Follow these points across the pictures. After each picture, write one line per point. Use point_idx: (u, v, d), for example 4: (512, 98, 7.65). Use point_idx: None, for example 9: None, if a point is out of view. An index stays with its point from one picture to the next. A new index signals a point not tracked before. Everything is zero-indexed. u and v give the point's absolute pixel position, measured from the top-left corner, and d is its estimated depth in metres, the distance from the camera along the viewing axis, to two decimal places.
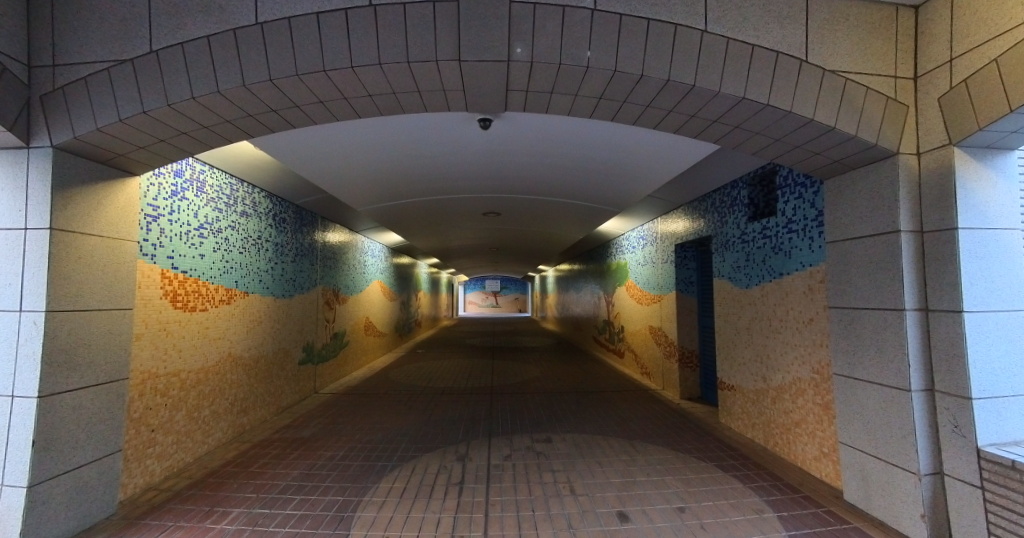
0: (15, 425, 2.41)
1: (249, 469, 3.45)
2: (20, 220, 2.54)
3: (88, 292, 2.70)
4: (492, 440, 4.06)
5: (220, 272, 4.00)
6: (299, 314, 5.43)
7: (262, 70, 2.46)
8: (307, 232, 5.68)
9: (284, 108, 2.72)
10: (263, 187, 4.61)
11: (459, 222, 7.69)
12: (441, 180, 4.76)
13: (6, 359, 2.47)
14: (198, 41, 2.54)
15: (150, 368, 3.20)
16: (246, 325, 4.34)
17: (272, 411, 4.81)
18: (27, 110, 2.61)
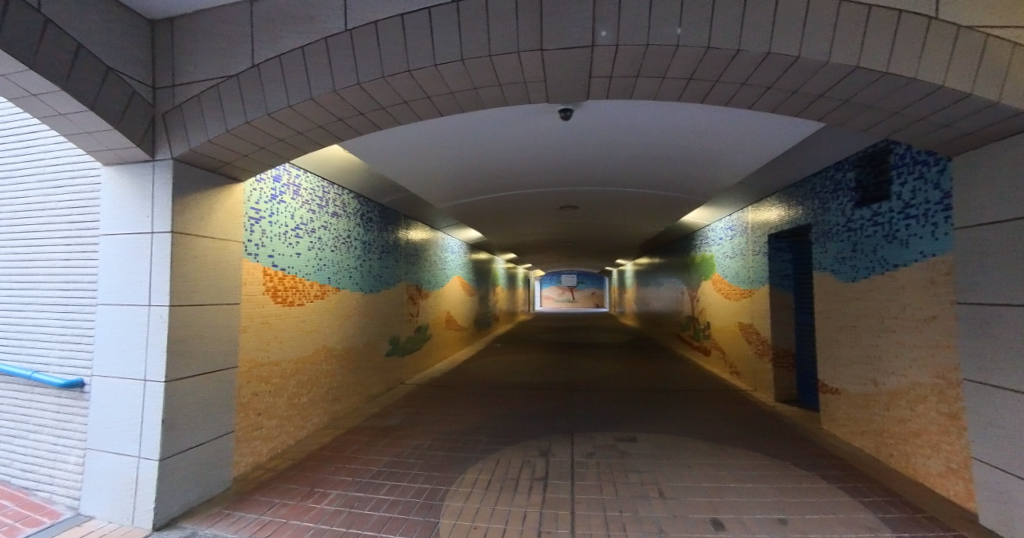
0: (149, 406, 2.72)
1: (342, 454, 3.66)
2: (148, 225, 2.86)
3: (201, 288, 2.98)
4: (574, 436, 4.01)
5: (315, 269, 4.28)
6: (385, 308, 5.71)
7: (349, 75, 2.56)
8: (391, 230, 5.94)
9: (370, 111, 2.83)
10: (352, 188, 4.87)
11: (534, 216, 7.66)
12: (518, 173, 4.73)
13: (139, 347, 2.79)
14: (293, 52, 2.70)
15: (255, 358, 3.48)
16: (337, 319, 4.62)
17: (362, 399, 5.10)
18: (152, 127, 2.93)
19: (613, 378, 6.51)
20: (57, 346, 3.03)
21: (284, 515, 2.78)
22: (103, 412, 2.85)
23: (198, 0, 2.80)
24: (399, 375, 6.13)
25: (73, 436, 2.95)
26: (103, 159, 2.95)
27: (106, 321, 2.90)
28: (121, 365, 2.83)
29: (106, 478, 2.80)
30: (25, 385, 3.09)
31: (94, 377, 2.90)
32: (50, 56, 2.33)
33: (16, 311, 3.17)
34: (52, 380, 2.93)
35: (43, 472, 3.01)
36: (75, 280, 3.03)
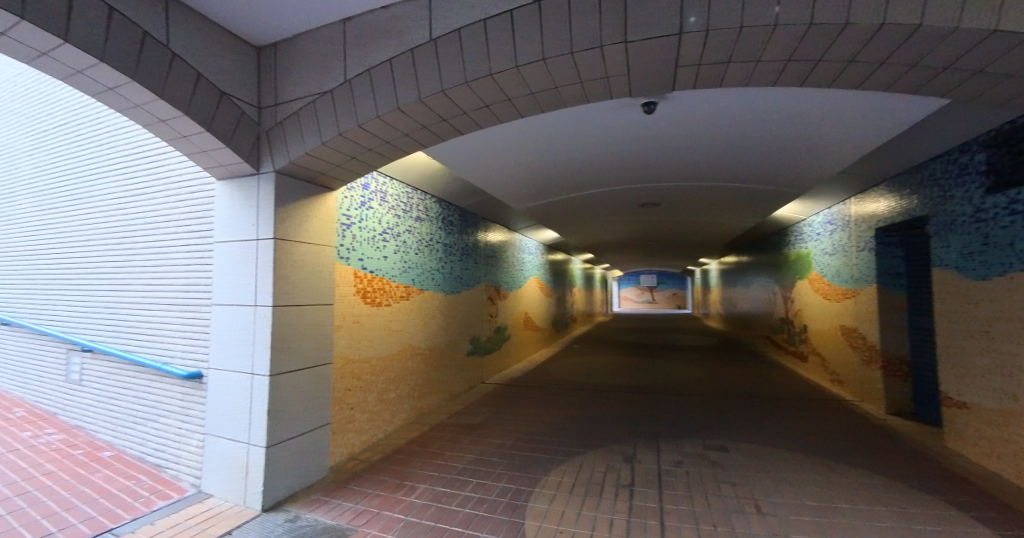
0: (256, 397, 2.98)
1: (429, 449, 3.81)
2: (254, 232, 3.14)
3: (300, 290, 3.23)
4: (660, 443, 3.88)
5: (401, 271, 4.49)
6: (465, 309, 5.87)
7: (434, 82, 2.67)
8: (470, 233, 6.10)
9: (453, 116, 2.94)
10: (434, 193, 5.06)
11: (607, 215, 7.49)
12: (595, 170, 4.64)
13: (247, 344, 3.07)
14: (381, 64, 2.85)
15: (347, 355, 3.70)
16: (421, 319, 4.82)
17: (446, 397, 5.30)
18: (257, 143, 3.22)
19: (694, 384, 6.20)
20: (181, 341, 3.38)
21: (377, 505, 2.95)
22: (217, 401, 3.15)
23: (296, 24, 3.04)
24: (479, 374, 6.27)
25: (193, 422, 3.28)
26: (216, 174, 3.28)
27: (220, 319, 3.21)
28: (231, 359, 3.12)
29: (221, 461, 3.09)
30: (155, 375, 3.48)
31: (210, 369, 3.21)
32: (172, 84, 2.65)
33: (147, 310, 3.58)
34: (177, 372, 3.28)
35: (169, 452, 3.38)
36: (194, 282, 3.37)
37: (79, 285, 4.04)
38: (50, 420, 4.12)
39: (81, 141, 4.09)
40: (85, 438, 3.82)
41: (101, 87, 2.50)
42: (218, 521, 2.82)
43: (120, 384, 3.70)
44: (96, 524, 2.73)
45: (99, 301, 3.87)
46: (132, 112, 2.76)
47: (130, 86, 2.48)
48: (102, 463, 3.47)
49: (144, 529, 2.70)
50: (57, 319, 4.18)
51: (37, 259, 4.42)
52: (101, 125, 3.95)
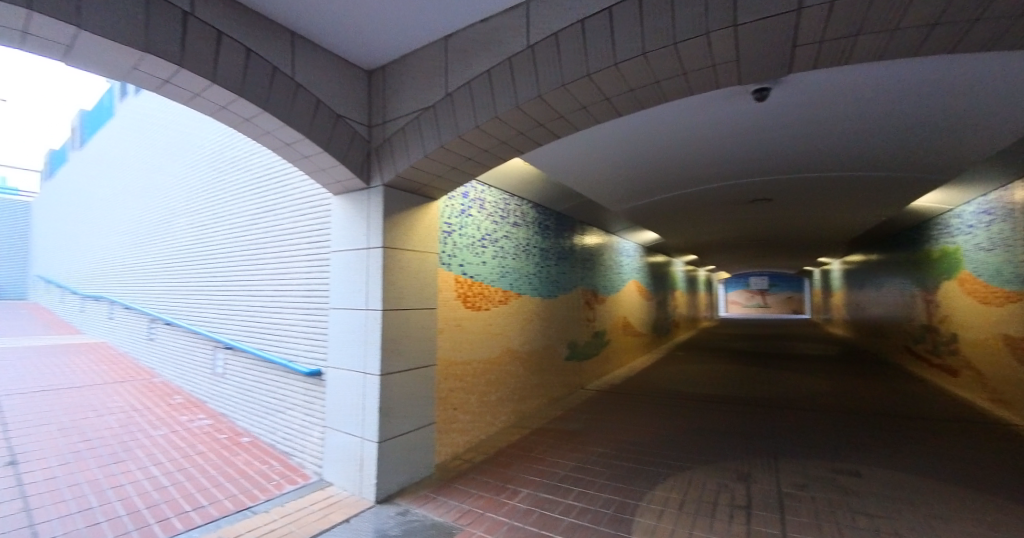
0: (369, 395, 3.20)
1: (531, 453, 3.86)
2: (365, 241, 3.39)
3: (407, 295, 3.43)
4: (780, 463, 3.59)
5: (498, 276, 4.60)
6: (561, 313, 5.85)
7: (531, 88, 2.70)
8: (566, 237, 6.08)
9: (551, 120, 2.96)
10: (530, 198, 5.13)
11: (704, 213, 7.06)
12: (698, 164, 4.39)
13: (360, 345, 3.31)
14: (480, 76, 2.95)
15: (449, 357, 3.86)
16: (518, 323, 4.89)
17: (545, 401, 5.33)
18: (368, 158, 3.49)
19: (811, 399, 5.59)
20: (304, 341, 3.75)
21: (482, 506, 3.05)
22: (334, 397, 3.43)
23: (402, 45, 3.27)
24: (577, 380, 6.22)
25: (314, 415, 3.61)
26: (333, 190, 3.61)
27: (336, 321, 3.49)
28: (347, 358, 3.38)
29: (338, 452, 3.36)
30: (283, 371, 3.89)
31: (328, 367, 3.50)
32: (297, 111, 3.02)
33: (277, 313, 4.01)
34: (302, 369, 3.63)
35: (294, 442, 3.74)
36: (315, 288, 3.72)
37: (223, 291, 4.65)
38: (202, 407, 4.79)
39: (224, 167, 4.72)
40: (228, 424, 4.38)
41: (239, 117, 2.95)
42: (338, 508, 3.06)
43: (255, 378, 4.18)
44: (239, 501, 3.11)
45: (239, 305, 4.42)
46: (264, 139, 3.17)
47: (262, 116, 2.89)
48: (242, 447, 3.94)
49: (277, 509, 3.02)
50: (206, 320, 4.85)
51: (192, 269, 5.19)
52: (239, 151, 4.53)
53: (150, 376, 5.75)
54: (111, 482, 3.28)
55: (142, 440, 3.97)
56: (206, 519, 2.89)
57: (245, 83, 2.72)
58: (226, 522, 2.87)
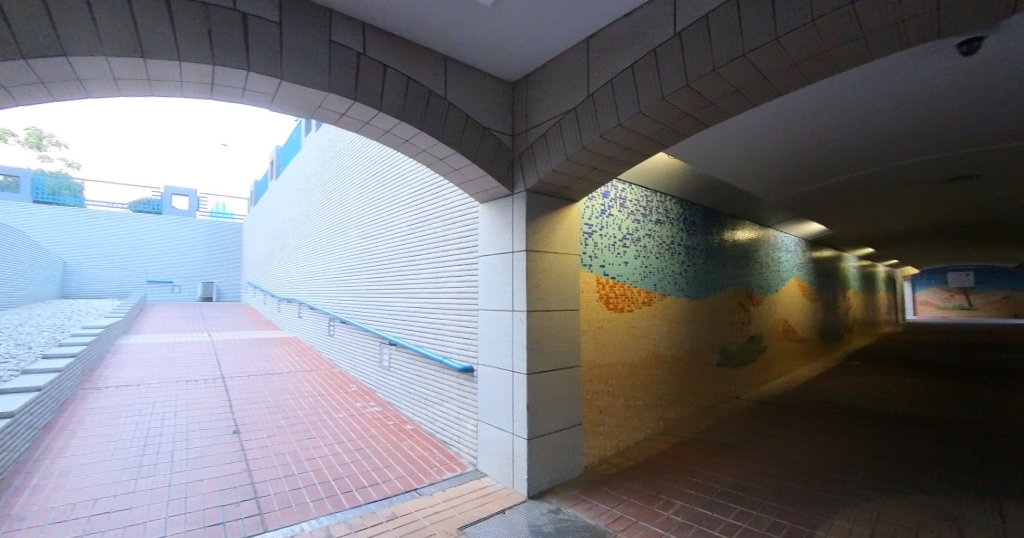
0: (517, 393, 3.34)
1: (683, 465, 3.85)
2: (509, 245, 3.56)
3: (550, 297, 3.53)
4: (1004, 503, 2.94)
5: (642, 276, 4.49)
6: (706, 315, 5.50)
7: (679, 76, 2.54)
8: (713, 233, 5.73)
9: (700, 109, 2.78)
10: (673, 194, 4.93)
11: (877, 195, 6.03)
12: (876, 129, 3.77)
13: (507, 344, 3.47)
14: (623, 72, 2.88)
15: (593, 360, 3.89)
16: (663, 326, 4.73)
17: (695, 410, 5.23)
18: (512, 165, 3.67)
19: None
20: (457, 339, 4.04)
21: (634, 513, 3.04)
22: (485, 393, 3.64)
23: (545, 53, 3.38)
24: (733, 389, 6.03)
25: (468, 409, 3.86)
26: (479, 198, 3.85)
27: (485, 322, 3.71)
28: (495, 356, 3.57)
29: (491, 445, 3.55)
30: (439, 367, 4.24)
31: (479, 364, 3.73)
32: (449, 128, 3.32)
33: (433, 313, 4.40)
34: (456, 365, 3.92)
35: (451, 432, 4.05)
36: (466, 290, 3.99)
37: (388, 294, 5.27)
38: (372, 395, 5.46)
39: (387, 183, 5.37)
40: (394, 413, 4.91)
41: (401, 139, 3.34)
42: (494, 498, 3.24)
43: (415, 372, 4.63)
44: (407, 482, 3.45)
45: (400, 306, 4.96)
46: (420, 157, 3.53)
47: (420, 136, 3.24)
48: (407, 433, 4.38)
49: (440, 493, 3.30)
50: (375, 319, 5.54)
51: (363, 274, 6.00)
52: (399, 168, 5.12)
53: (330, 367, 6.75)
54: (307, 454, 3.88)
55: (328, 421, 4.66)
56: (381, 495, 3.27)
57: (404, 109, 3.11)
58: (398, 500, 3.20)
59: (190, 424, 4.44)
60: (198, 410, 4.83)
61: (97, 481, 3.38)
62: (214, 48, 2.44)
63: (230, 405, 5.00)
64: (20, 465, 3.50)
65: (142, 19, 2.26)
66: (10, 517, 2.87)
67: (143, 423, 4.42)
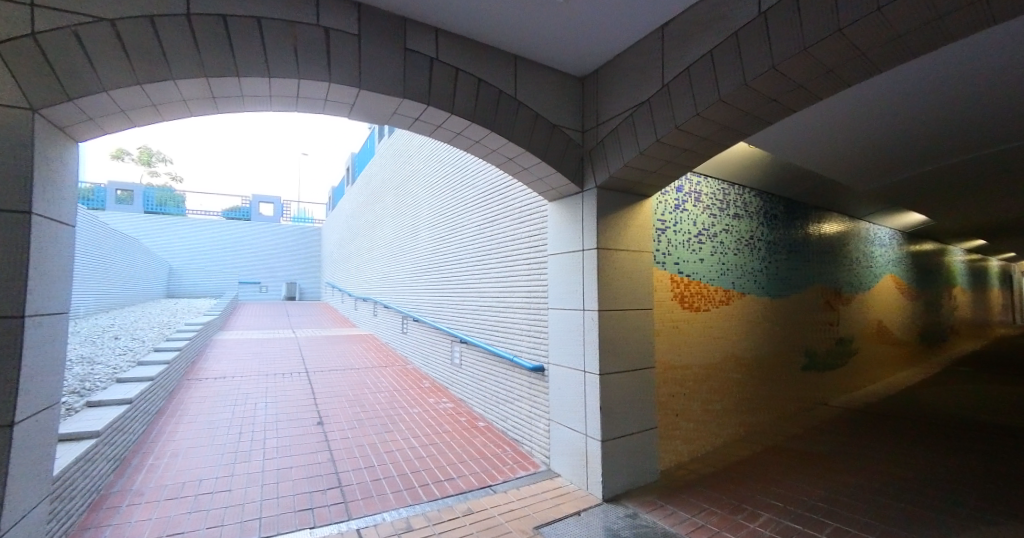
0: (589, 393, 3.30)
1: (766, 475, 3.71)
2: (579, 243, 3.52)
3: (622, 295, 3.45)
4: None
5: (718, 273, 4.47)
6: (786, 313, 5.31)
7: (763, 60, 2.37)
8: (794, 227, 5.52)
9: (787, 94, 2.58)
10: (749, 186, 4.92)
11: (990, 179, 5.34)
12: (994, 103, 3.33)
13: (578, 343, 3.43)
14: (700, 59, 2.74)
15: (668, 360, 3.88)
16: (740, 325, 4.67)
17: (775, 415, 5.04)
18: (582, 162, 3.62)
19: None
20: (526, 338, 4.06)
21: (717, 523, 2.93)
22: (557, 392, 3.63)
23: (617, 45, 3.29)
24: (819, 395, 5.74)
25: (539, 408, 3.87)
26: (548, 196, 3.84)
27: (556, 321, 3.69)
28: (566, 356, 3.54)
29: (564, 445, 3.54)
30: (509, 365, 4.29)
31: (550, 364, 3.73)
32: (519, 127, 3.32)
33: (502, 312, 4.47)
34: (526, 364, 3.94)
35: (522, 431, 4.07)
36: (535, 289, 4.00)
37: (458, 293, 5.42)
38: (444, 392, 5.62)
39: (456, 186, 5.54)
40: (466, 409, 5.03)
41: (472, 141, 3.39)
42: (569, 499, 3.22)
43: (486, 370, 4.72)
44: (481, 478, 3.51)
45: (470, 305, 5.09)
46: (491, 158, 3.58)
47: (491, 136, 3.28)
48: (479, 430, 4.47)
49: (514, 492, 3.32)
50: (446, 318, 5.73)
51: (434, 274, 6.23)
52: (467, 170, 5.26)
53: (404, 363, 7.03)
54: (385, 447, 4.05)
55: (404, 414, 4.87)
56: (457, 490, 3.34)
57: (475, 110, 3.15)
58: (473, 496, 3.26)
59: (279, 414, 4.79)
60: (286, 401, 5.20)
61: (202, 463, 3.72)
62: (300, 64, 2.60)
63: (314, 398, 5.34)
64: (139, 447, 3.93)
65: (237, 38, 2.44)
66: (131, 493, 3.24)
67: (239, 412, 4.82)
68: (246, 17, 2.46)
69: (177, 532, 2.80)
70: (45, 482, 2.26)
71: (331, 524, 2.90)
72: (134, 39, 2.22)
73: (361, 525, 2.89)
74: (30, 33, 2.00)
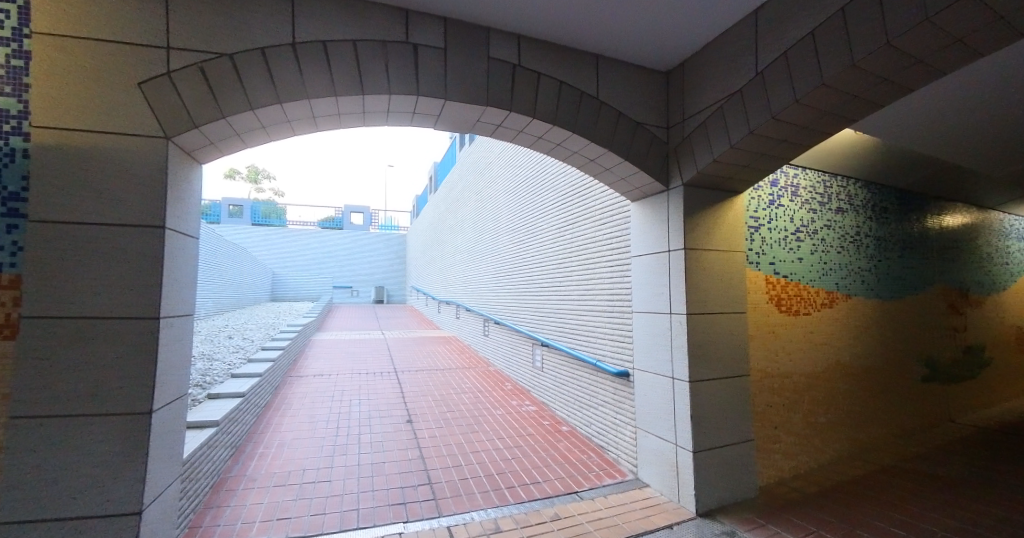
0: (678, 401, 3.15)
1: (884, 499, 3.32)
2: (665, 244, 3.39)
3: (712, 298, 3.27)
4: None
5: (819, 273, 4.10)
6: (900, 318, 4.75)
7: (876, 37, 2.13)
8: (909, 221, 4.95)
9: (905, 72, 2.29)
10: (854, 176, 4.48)
11: None
12: None
13: (665, 348, 3.29)
14: (800, 42, 2.52)
15: (765, 367, 3.61)
16: (846, 331, 4.24)
17: (889, 432, 4.51)
18: (666, 160, 3.49)
19: None
20: (610, 342, 3.99)
21: None
22: (643, 399, 3.51)
23: (703, 34, 3.12)
24: (944, 410, 5.07)
25: (625, 415, 3.77)
26: (631, 197, 3.75)
27: (641, 325, 3.57)
28: (653, 361, 3.41)
29: (652, 454, 3.41)
30: (593, 369, 4.23)
31: (635, 369, 3.62)
32: (600, 127, 3.28)
33: (585, 315, 4.42)
34: (610, 369, 3.86)
35: (608, 437, 3.99)
36: (618, 293, 3.92)
37: (539, 296, 5.46)
38: (526, 394, 5.66)
39: (536, 190, 5.60)
40: (548, 413, 5.03)
41: (554, 144, 3.40)
42: (660, 511, 3.09)
43: (569, 374, 4.70)
44: (567, 484, 3.48)
45: (552, 308, 5.10)
46: (572, 159, 3.56)
47: (572, 138, 3.26)
48: (563, 434, 4.45)
49: (602, 499, 3.25)
50: (527, 321, 5.80)
51: (514, 278, 6.33)
52: (547, 174, 5.29)
53: (486, 365, 7.20)
54: (471, 447, 4.16)
55: (488, 415, 4.97)
56: (543, 494, 3.33)
57: (556, 114, 3.15)
58: (560, 501, 3.24)
59: (373, 411, 5.10)
60: (377, 399, 5.52)
61: (306, 454, 4.04)
62: (391, 81, 2.76)
63: (403, 396, 5.63)
64: (252, 436, 4.36)
65: (336, 61, 2.64)
66: (246, 478, 3.59)
67: (337, 408, 5.20)
68: (343, 41, 2.65)
69: (287, 517, 3.04)
70: (176, 464, 2.56)
71: (423, 520, 3.01)
72: (253, 69, 2.48)
73: (451, 523, 2.97)
74: (166, 72, 2.33)
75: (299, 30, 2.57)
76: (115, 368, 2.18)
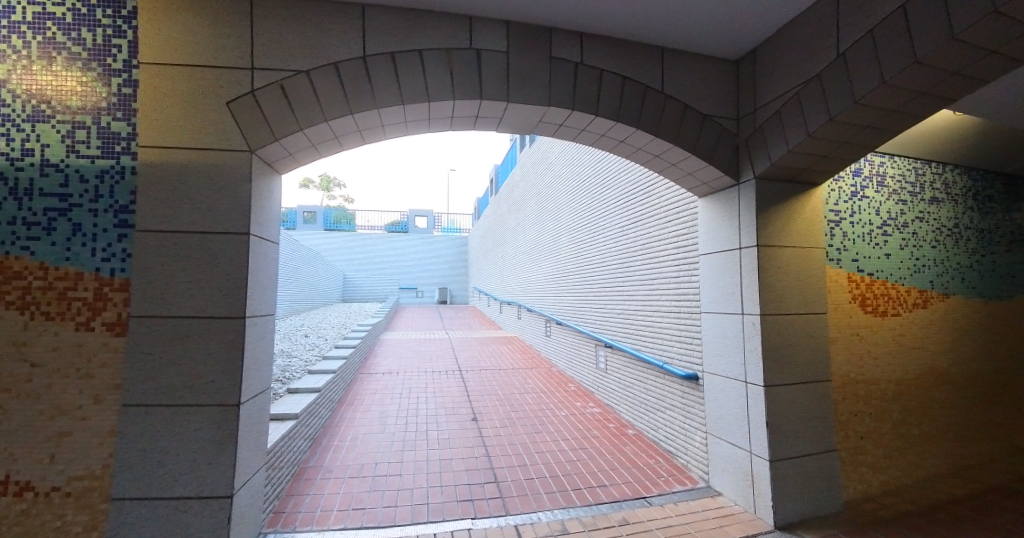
0: (753, 407, 2.98)
1: (995, 523, 2.96)
2: (736, 241, 3.23)
3: (788, 298, 3.07)
4: None
5: (910, 271, 3.73)
6: (1010, 320, 4.22)
7: (981, 5, 1.91)
8: (1019, 210, 4.39)
9: (1017, 42, 2.04)
10: (951, 162, 4.03)
11: None
12: None
13: (737, 351, 3.13)
14: (888, 17, 2.30)
15: (848, 373, 3.33)
16: (944, 334, 3.83)
17: (998, 448, 4.01)
18: (736, 153, 3.32)
19: None
20: (678, 344, 3.85)
21: None
22: (714, 403, 3.36)
23: (777, 18, 2.93)
24: None
25: (694, 419, 3.63)
26: (697, 192, 3.60)
27: (710, 326, 3.42)
28: (724, 364, 3.26)
29: (725, 461, 3.25)
30: (660, 372, 4.11)
31: (705, 372, 3.47)
32: (664, 122, 3.18)
33: (651, 316, 4.31)
34: (678, 372, 3.73)
35: (676, 443, 3.85)
36: (686, 292, 3.78)
37: (603, 297, 5.39)
38: (590, 396, 5.60)
39: (598, 190, 5.52)
40: (614, 415, 4.95)
41: (616, 140, 3.33)
42: (735, 521, 2.94)
43: (634, 376, 4.59)
44: (635, 488, 3.40)
45: (616, 309, 5.01)
46: (635, 156, 3.48)
47: (635, 134, 3.19)
48: (629, 438, 4.35)
49: (671, 506, 3.15)
50: (590, 322, 5.73)
51: (576, 279, 6.29)
52: (610, 173, 5.21)
53: (549, 366, 7.19)
54: (536, 447, 4.17)
55: (551, 416, 4.97)
56: (611, 498, 3.28)
57: (619, 110, 3.09)
58: (628, 506, 3.17)
59: (440, 408, 5.27)
60: (443, 397, 5.69)
61: (378, 449, 4.24)
62: (456, 87, 2.83)
63: (468, 395, 5.76)
64: (328, 429, 4.64)
65: (405, 72, 2.74)
66: (324, 468, 3.82)
67: (406, 405, 5.42)
68: (411, 51, 2.75)
69: (362, 508, 3.20)
70: (262, 453, 2.78)
71: (491, 518, 3.06)
72: (330, 85, 2.64)
73: (519, 522, 3.00)
74: (250, 91, 2.54)
75: (370, 44, 2.70)
76: (212, 364, 2.40)
